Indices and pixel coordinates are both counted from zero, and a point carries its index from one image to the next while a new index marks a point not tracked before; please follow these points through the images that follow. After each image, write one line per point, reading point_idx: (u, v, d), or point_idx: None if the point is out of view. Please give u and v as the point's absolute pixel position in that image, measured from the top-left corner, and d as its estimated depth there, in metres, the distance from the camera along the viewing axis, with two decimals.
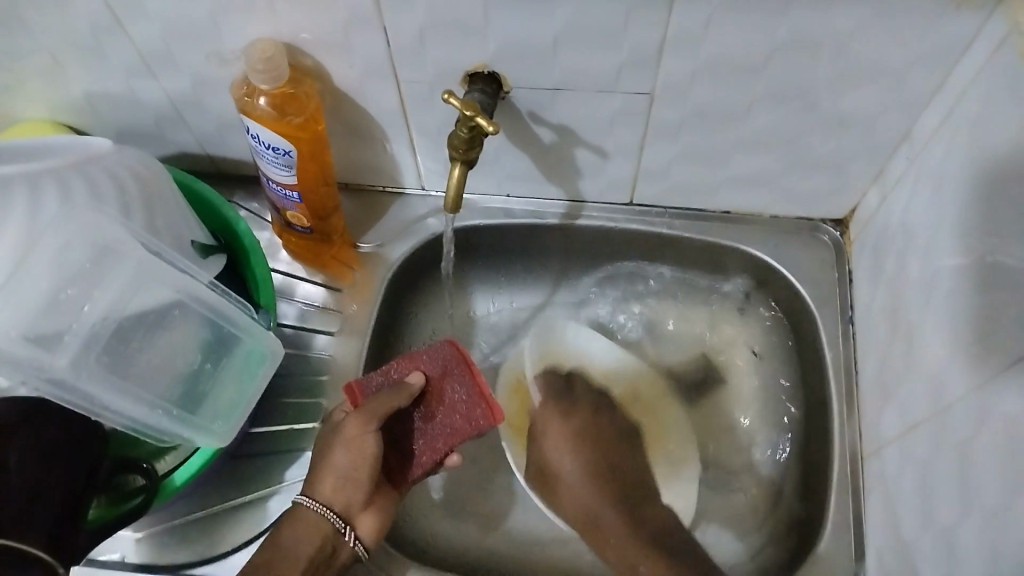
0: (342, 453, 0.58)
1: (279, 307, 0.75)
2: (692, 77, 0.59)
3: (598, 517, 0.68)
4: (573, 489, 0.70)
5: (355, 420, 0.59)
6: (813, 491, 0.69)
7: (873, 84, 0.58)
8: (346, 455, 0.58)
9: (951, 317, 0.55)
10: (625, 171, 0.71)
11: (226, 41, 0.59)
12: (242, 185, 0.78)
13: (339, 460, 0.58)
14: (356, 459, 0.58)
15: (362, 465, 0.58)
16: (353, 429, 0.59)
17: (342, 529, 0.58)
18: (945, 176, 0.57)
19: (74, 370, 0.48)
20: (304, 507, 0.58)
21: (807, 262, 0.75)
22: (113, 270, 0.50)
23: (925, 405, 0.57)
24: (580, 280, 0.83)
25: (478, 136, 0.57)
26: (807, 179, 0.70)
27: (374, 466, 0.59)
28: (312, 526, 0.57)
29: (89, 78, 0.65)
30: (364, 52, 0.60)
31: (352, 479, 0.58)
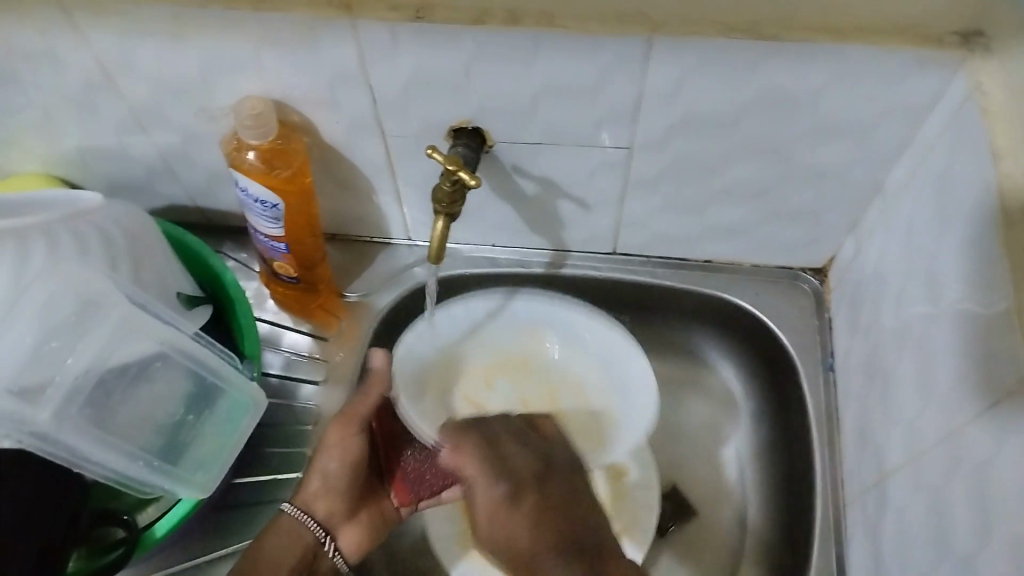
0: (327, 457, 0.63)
1: (264, 356, 0.75)
2: (669, 132, 0.61)
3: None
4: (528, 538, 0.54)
5: (336, 426, 0.63)
6: (798, 539, 0.69)
7: (844, 139, 0.60)
8: (329, 459, 0.63)
9: (926, 365, 0.56)
10: (607, 221, 0.73)
11: (214, 97, 0.61)
12: (231, 235, 0.79)
13: (324, 463, 0.63)
14: (337, 461, 0.63)
15: (344, 471, 0.63)
16: (338, 435, 0.63)
17: (320, 537, 0.63)
18: (916, 228, 0.59)
19: (56, 423, 0.49)
20: (284, 511, 0.62)
21: (788, 310, 0.76)
22: (96, 323, 0.51)
23: (902, 452, 0.58)
24: None
25: (460, 190, 0.58)
26: (785, 229, 0.71)
27: (354, 471, 0.64)
28: (292, 531, 0.62)
29: (82, 133, 0.67)
30: (350, 108, 0.61)
31: (332, 485, 0.63)
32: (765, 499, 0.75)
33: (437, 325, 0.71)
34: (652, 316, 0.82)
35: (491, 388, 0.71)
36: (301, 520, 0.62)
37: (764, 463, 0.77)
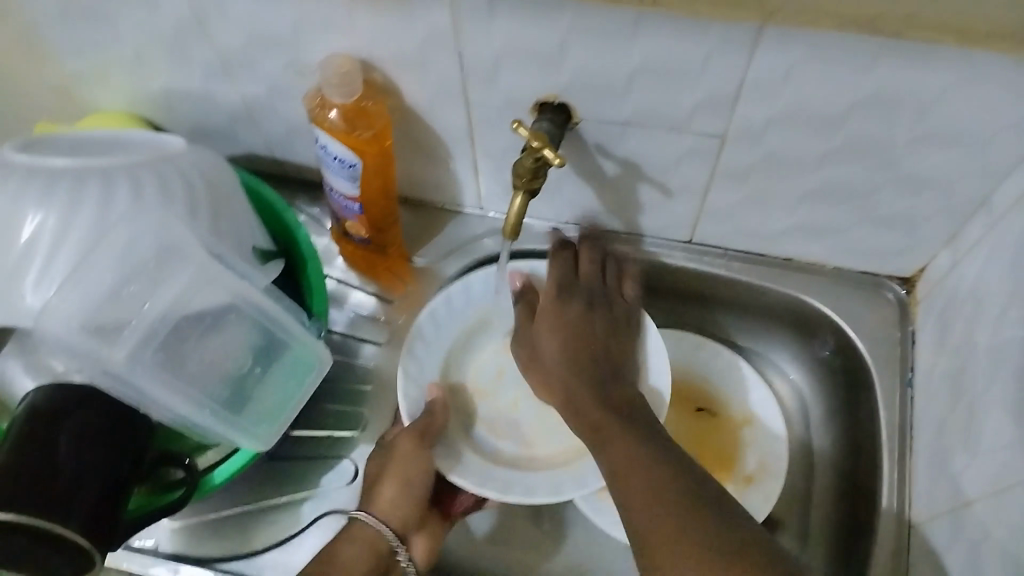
0: (397, 472, 0.63)
1: (329, 314, 0.76)
2: (766, 123, 0.58)
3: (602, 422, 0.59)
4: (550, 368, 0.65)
5: (407, 439, 0.63)
6: (856, 554, 0.68)
7: (953, 147, 0.56)
8: (398, 470, 0.63)
9: (1018, 396, 0.52)
10: (687, 209, 0.70)
11: (304, 51, 0.60)
12: (305, 189, 0.80)
13: (396, 475, 0.63)
14: (408, 473, 0.63)
15: (411, 479, 0.63)
16: (406, 446, 0.63)
17: (395, 547, 0.62)
18: (1022, 247, 0.55)
19: (131, 363, 0.50)
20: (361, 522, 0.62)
21: (868, 318, 0.73)
22: (174, 270, 0.51)
23: (981, 481, 0.55)
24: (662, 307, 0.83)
25: (543, 167, 0.57)
26: (875, 235, 0.68)
27: (422, 480, 0.64)
28: (367, 540, 0.62)
29: (170, 76, 0.67)
30: (437, 73, 0.60)
31: (403, 495, 0.63)
32: (819, 513, 0.74)
33: (452, 300, 0.72)
34: (739, 309, 0.80)
35: (500, 378, 0.72)
36: (378, 529, 0.62)
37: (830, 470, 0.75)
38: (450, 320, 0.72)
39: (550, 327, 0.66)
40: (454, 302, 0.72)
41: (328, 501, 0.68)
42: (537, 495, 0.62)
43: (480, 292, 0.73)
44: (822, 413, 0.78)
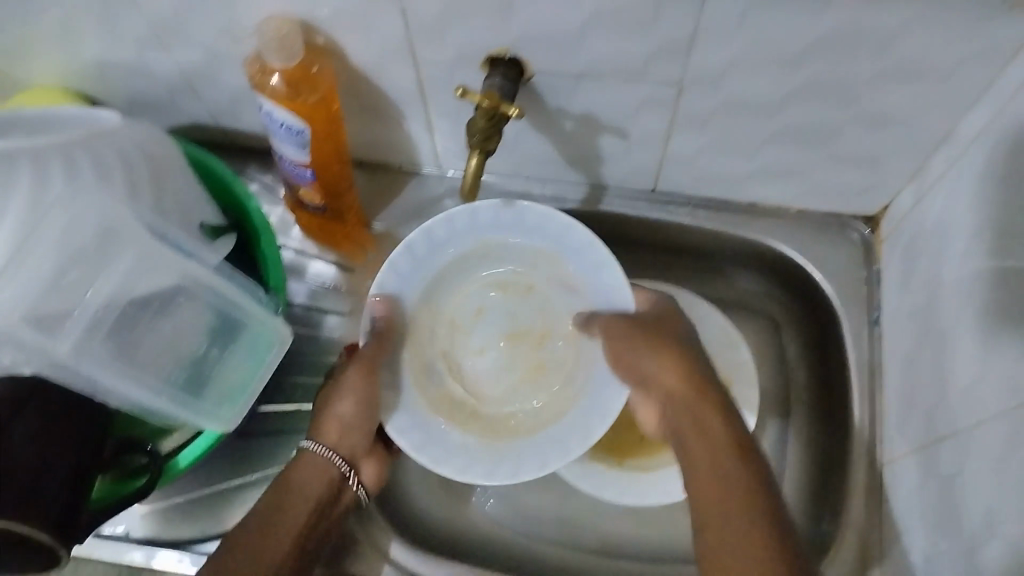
0: (346, 403, 0.61)
1: (290, 285, 0.74)
2: (725, 68, 0.57)
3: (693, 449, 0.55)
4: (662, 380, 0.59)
5: (355, 371, 0.61)
6: (829, 494, 0.68)
7: (913, 85, 0.56)
8: (350, 401, 0.61)
9: (985, 335, 0.53)
10: (648, 158, 0.69)
11: (240, 15, 0.57)
12: (256, 157, 0.77)
13: (345, 407, 0.61)
14: (360, 403, 0.61)
15: (364, 410, 0.61)
16: (356, 377, 0.61)
17: (347, 473, 0.61)
18: (985, 182, 0.54)
19: (77, 356, 0.48)
20: (309, 451, 0.60)
21: (834, 260, 0.72)
22: (116, 254, 0.49)
23: (951, 420, 0.55)
24: (640, 258, 0.80)
25: (499, 122, 0.55)
26: (838, 175, 0.67)
27: (375, 412, 0.62)
28: (318, 467, 0.60)
29: (102, 47, 0.64)
30: (381, 32, 0.57)
31: (356, 426, 0.61)
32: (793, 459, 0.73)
33: (432, 231, 0.66)
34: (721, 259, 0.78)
35: (478, 317, 0.71)
36: (328, 457, 0.60)
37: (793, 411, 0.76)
38: (421, 272, 0.67)
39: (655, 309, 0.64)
40: (436, 232, 0.66)
41: None
42: (443, 467, 0.61)
43: (456, 232, 0.67)
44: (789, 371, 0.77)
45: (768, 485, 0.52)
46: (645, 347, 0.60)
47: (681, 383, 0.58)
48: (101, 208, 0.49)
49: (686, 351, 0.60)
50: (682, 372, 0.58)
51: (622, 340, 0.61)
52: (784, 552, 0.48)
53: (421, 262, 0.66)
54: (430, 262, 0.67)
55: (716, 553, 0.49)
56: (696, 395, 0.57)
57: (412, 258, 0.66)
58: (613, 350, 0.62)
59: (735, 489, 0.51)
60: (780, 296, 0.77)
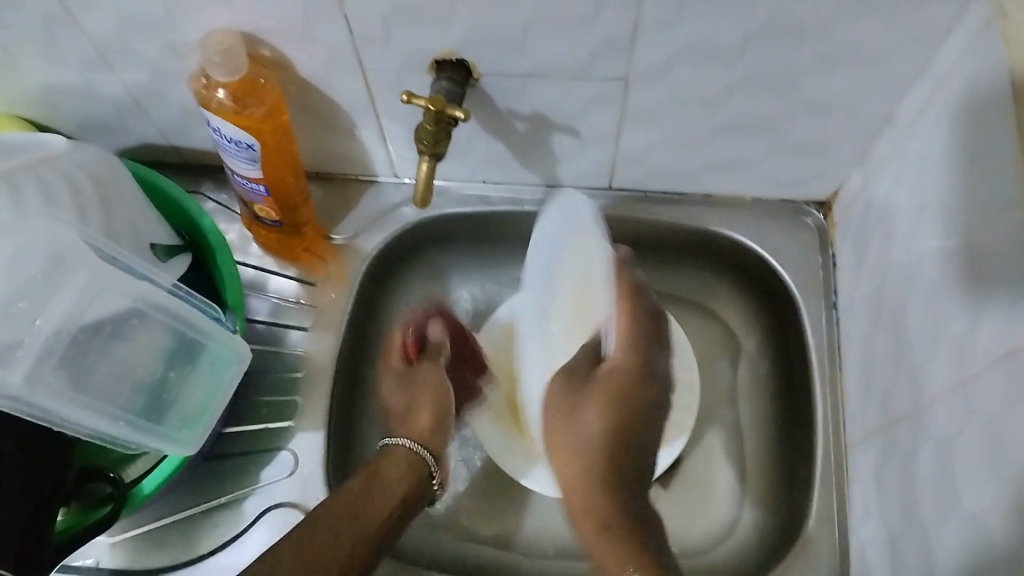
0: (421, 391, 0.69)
1: (250, 303, 0.73)
2: (669, 60, 0.57)
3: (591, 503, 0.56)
4: (586, 437, 0.57)
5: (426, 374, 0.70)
6: (796, 477, 0.69)
7: (855, 69, 0.57)
8: (422, 387, 0.69)
9: (934, 310, 0.53)
10: (603, 155, 0.69)
11: (181, 32, 0.57)
12: (210, 175, 0.76)
13: (421, 397, 0.68)
14: (429, 392, 0.69)
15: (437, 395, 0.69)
16: (431, 375, 0.70)
17: (430, 468, 0.65)
18: (928, 161, 0.55)
19: (29, 387, 0.47)
20: (396, 444, 0.65)
21: (790, 246, 0.73)
22: (64, 282, 0.48)
23: (908, 396, 0.56)
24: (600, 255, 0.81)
25: (444, 129, 0.56)
26: (789, 162, 0.68)
27: (441, 399, 0.69)
28: (402, 457, 0.64)
29: (44, 71, 0.63)
30: (326, 41, 0.57)
31: (430, 408, 0.68)
32: (754, 448, 0.74)
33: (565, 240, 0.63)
34: (681, 252, 0.78)
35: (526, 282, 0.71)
36: (414, 450, 0.65)
37: (753, 399, 0.76)
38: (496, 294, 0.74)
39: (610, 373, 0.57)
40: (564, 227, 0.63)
41: (269, 495, 0.66)
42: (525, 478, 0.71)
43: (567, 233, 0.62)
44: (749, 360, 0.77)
45: (640, 540, 0.55)
46: (558, 421, 0.59)
47: (581, 457, 0.57)
48: (48, 233, 0.48)
49: (595, 433, 0.57)
50: (583, 446, 0.57)
51: (550, 403, 0.60)
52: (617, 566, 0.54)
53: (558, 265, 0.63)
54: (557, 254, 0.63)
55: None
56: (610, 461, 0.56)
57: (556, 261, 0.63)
58: (546, 402, 0.61)
59: (612, 539, 0.55)
60: (740, 284, 0.78)
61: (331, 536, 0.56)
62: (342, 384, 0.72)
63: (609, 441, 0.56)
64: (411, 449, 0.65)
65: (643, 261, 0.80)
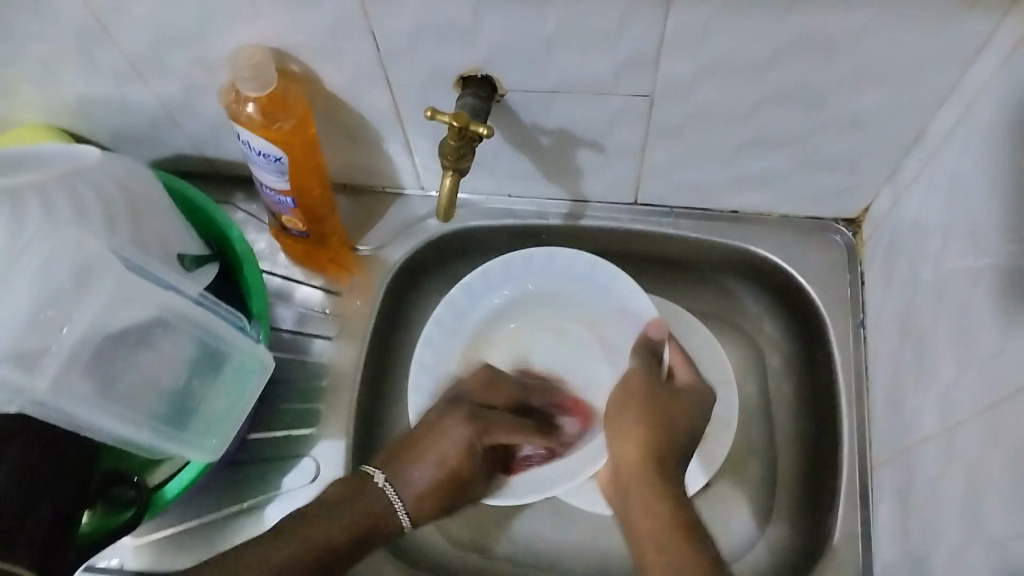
0: (440, 446, 0.60)
1: (276, 312, 0.74)
2: (694, 77, 0.57)
3: (655, 517, 0.53)
4: (637, 445, 0.57)
5: (453, 415, 0.61)
6: (821, 497, 0.68)
7: (884, 86, 0.56)
8: (437, 455, 0.60)
9: (962, 333, 0.52)
10: (629, 170, 0.69)
11: (213, 46, 0.58)
12: (242, 186, 0.77)
13: (447, 450, 0.60)
14: (441, 454, 0.60)
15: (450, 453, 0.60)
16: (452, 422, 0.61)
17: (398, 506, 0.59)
18: (958, 180, 0.55)
19: (56, 393, 0.48)
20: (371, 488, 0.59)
21: (818, 264, 0.72)
22: (92, 288, 0.50)
23: (934, 418, 0.55)
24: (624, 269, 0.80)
25: (468, 145, 0.56)
26: (818, 178, 0.67)
27: (458, 458, 0.60)
28: (357, 507, 0.57)
29: (83, 84, 0.64)
30: (353, 56, 0.58)
31: (437, 464, 0.60)
32: (778, 467, 0.73)
33: (511, 265, 0.74)
34: (707, 268, 0.78)
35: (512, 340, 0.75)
36: (390, 498, 0.59)
37: (778, 417, 0.75)
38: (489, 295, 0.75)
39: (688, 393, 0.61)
40: (493, 275, 0.75)
41: (290, 502, 0.67)
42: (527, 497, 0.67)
43: (511, 274, 0.75)
44: (777, 378, 0.76)
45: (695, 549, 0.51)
46: (636, 408, 0.60)
47: (648, 453, 0.57)
48: (78, 242, 0.51)
49: (676, 426, 0.58)
50: (644, 445, 0.57)
51: (632, 395, 0.61)
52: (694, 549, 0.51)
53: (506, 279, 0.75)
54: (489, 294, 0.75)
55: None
56: (652, 466, 0.56)
57: (501, 274, 0.75)
58: (636, 389, 0.61)
59: (669, 515, 0.53)
60: (767, 302, 0.77)
61: (286, 569, 0.53)
62: (365, 394, 0.73)
63: (649, 447, 0.57)
64: (388, 498, 0.59)
65: (669, 277, 0.80)
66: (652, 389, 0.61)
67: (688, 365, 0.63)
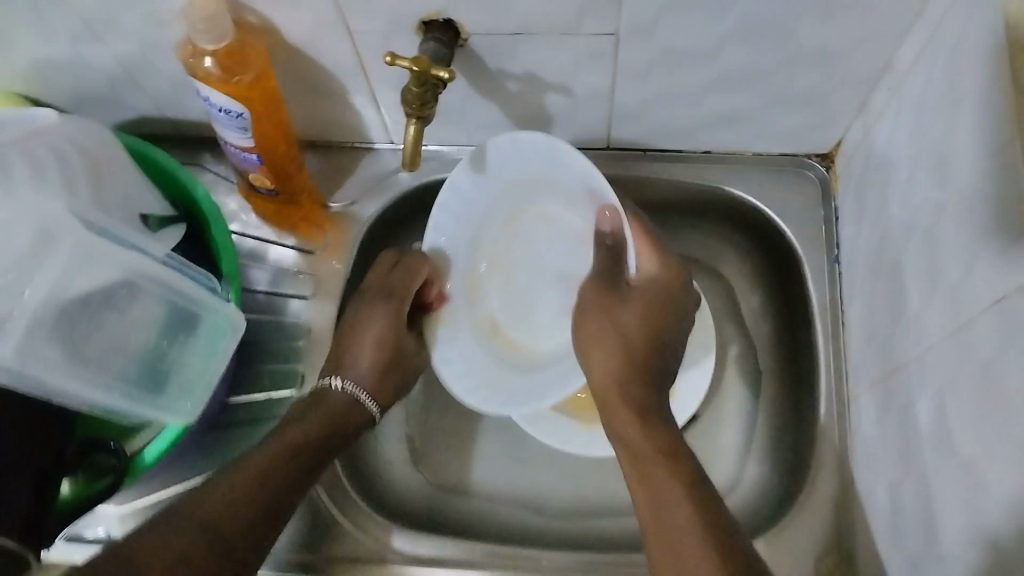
0: (367, 335, 0.66)
1: (250, 273, 0.73)
2: (657, 14, 0.56)
3: (651, 474, 0.54)
4: (606, 364, 0.59)
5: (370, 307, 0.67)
6: (801, 432, 0.68)
7: (849, 16, 0.55)
8: (362, 344, 0.66)
9: (933, 259, 0.52)
10: (598, 114, 0.68)
11: (164, 1, 0.56)
12: (208, 147, 0.76)
13: (367, 349, 0.66)
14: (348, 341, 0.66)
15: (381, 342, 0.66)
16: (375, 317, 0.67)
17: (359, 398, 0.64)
18: (926, 109, 0.54)
19: (20, 357, 0.48)
20: (335, 390, 0.64)
21: (793, 200, 0.72)
22: (52, 254, 0.50)
23: (906, 346, 0.55)
24: None
25: (430, 91, 0.56)
26: (788, 114, 0.67)
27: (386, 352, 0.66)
28: (338, 404, 0.63)
29: (35, 47, 0.63)
30: (309, 4, 0.56)
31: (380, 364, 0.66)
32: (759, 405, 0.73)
33: (459, 189, 0.68)
34: (681, 211, 0.78)
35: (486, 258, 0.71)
36: (350, 396, 0.64)
37: (758, 356, 0.75)
38: (460, 224, 0.69)
39: (646, 293, 0.60)
40: (461, 188, 0.68)
41: None
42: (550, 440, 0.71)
43: (471, 188, 0.67)
44: (756, 317, 0.77)
45: (704, 507, 0.52)
46: (598, 330, 0.60)
47: (613, 369, 0.59)
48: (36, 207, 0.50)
49: (631, 339, 0.59)
50: (607, 366, 0.59)
51: (587, 308, 0.62)
52: (666, 484, 0.53)
53: (466, 197, 0.68)
54: (452, 209, 0.69)
55: (653, 532, 0.52)
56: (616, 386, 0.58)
57: (460, 194, 0.68)
58: (584, 305, 0.62)
59: (640, 443, 0.56)
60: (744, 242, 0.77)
61: (262, 480, 0.54)
62: None
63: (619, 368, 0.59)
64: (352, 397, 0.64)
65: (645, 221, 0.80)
66: (608, 296, 0.61)
67: (650, 253, 0.61)
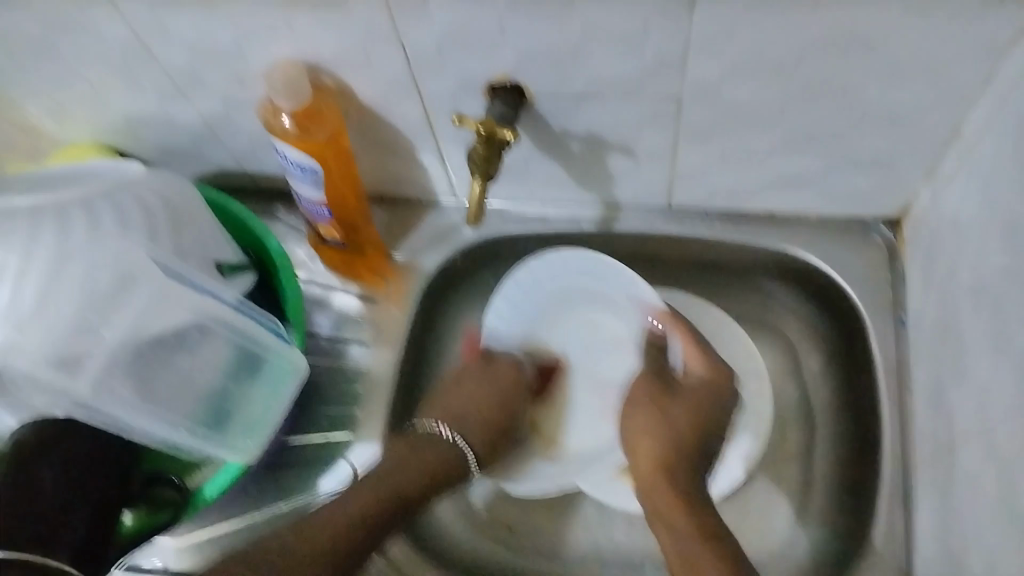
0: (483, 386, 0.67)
1: (313, 319, 0.76)
2: (721, 78, 0.57)
3: (689, 554, 0.55)
4: (652, 447, 0.62)
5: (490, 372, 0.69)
6: (862, 505, 0.66)
7: (917, 81, 0.55)
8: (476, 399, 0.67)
9: (1002, 330, 0.51)
10: (660, 175, 0.69)
11: (249, 61, 0.60)
12: (282, 198, 0.79)
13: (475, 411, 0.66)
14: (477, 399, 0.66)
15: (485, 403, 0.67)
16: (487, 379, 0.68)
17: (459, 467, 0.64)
18: (995, 178, 0.53)
19: (97, 392, 0.52)
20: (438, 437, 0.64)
21: (857, 265, 0.71)
22: (133, 294, 0.53)
23: (974, 420, 0.54)
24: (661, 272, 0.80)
25: (495, 150, 0.58)
26: (855, 177, 0.66)
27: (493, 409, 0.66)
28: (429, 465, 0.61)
29: (128, 102, 0.67)
30: (382, 66, 0.59)
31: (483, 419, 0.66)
32: (816, 474, 0.71)
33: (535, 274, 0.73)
34: (740, 270, 0.77)
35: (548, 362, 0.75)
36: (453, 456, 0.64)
37: (817, 421, 0.74)
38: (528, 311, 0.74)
39: (693, 385, 0.64)
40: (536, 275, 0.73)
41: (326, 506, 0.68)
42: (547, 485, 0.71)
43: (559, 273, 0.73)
44: (817, 381, 0.75)
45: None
46: (648, 420, 0.63)
47: (657, 457, 0.61)
48: (117, 254, 0.53)
49: (678, 431, 0.61)
50: (653, 448, 0.61)
51: (639, 398, 0.65)
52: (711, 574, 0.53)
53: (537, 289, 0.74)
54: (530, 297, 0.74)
55: None
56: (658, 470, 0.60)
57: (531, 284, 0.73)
58: (636, 396, 0.65)
59: (685, 530, 0.56)
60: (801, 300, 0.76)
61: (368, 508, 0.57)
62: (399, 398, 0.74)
63: (661, 448, 0.61)
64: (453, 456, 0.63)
65: (703, 279, 0.79)
66: (657, 388, 0.65)
67: (699, 356, 0.65)
